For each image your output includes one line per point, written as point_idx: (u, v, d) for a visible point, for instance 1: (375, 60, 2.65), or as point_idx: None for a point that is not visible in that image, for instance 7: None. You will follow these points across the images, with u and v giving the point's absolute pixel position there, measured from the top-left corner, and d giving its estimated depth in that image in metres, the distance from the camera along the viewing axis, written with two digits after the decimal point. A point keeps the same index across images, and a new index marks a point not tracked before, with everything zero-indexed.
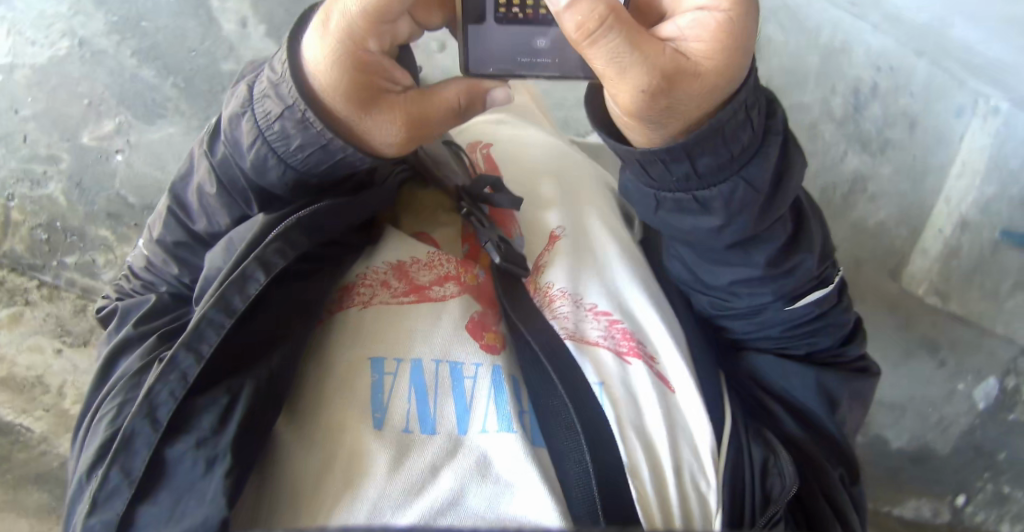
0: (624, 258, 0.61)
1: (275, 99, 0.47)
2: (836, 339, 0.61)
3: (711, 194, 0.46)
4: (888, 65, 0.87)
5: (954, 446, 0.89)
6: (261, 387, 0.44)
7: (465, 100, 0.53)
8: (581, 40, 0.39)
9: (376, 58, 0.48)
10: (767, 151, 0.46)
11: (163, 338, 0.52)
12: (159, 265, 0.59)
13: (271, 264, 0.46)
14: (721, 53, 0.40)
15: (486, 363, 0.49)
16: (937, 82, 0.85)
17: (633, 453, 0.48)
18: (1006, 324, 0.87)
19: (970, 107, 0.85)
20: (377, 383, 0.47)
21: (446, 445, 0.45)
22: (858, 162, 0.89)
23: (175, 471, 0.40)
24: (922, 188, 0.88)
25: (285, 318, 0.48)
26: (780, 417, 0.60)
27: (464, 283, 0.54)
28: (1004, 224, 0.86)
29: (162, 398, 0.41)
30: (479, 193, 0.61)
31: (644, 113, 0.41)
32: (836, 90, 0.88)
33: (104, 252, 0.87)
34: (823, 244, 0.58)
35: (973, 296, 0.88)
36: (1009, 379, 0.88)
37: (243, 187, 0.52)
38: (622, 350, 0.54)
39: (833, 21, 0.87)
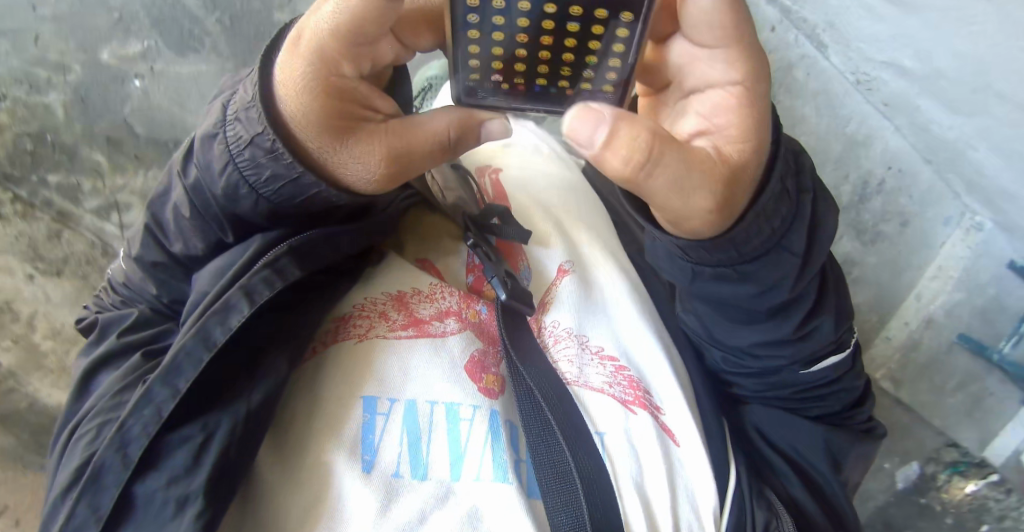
0: (630, 297, 0.57)
1: (246, 126, 0.44)
2: (841, 405, 0.62)
3: (749, 268, 0.47)
4: (898, 166, 0.94)
5: (868, 517, 0.97)
6: (238, 430, 0.41)
7: (460, 135, 0.47)
8: (638, 173, 0.38)
9: (362, 88, 0.45)
10: (798, 225, 0.48)
11: (149, 353, 0.49)
12: (136, 282, 0.55)
13: (253, 293, 0.44)
14: (754, 140, 0.43)
15: (484, 406, 0.45)
16: (938, 191, 0.93)
17: (629, 515, 0.46)
18: (943, 418, 0.96)
19: (956, 219, 0.94)
20: (367, 425, 0.43)
21: (434, 493, 0.42)
22: (851, 247, 0.98)
23: (144, 508, 0.38)
24: (901, 275, 0.97)
25: (270, 345, 0.45)
26: (787, 479, 0.58)
27: (465, 319, 0.50)
28: (962, 328, 0.95)
29: (134, 433, 0.39)
30: (486, 223, 0.56)
31: (706, 224, 0.42)
32: (848, 179, 0.95)
33: (93, 178, 0.87)
34: (842, 308, 0.57)
35: (921, 389, 0.97)
36: (929, 466, 0.97)
37: (215, 211, 0.48)
38: (628, 398, 0.50)
39: (862, 114, 0.93)
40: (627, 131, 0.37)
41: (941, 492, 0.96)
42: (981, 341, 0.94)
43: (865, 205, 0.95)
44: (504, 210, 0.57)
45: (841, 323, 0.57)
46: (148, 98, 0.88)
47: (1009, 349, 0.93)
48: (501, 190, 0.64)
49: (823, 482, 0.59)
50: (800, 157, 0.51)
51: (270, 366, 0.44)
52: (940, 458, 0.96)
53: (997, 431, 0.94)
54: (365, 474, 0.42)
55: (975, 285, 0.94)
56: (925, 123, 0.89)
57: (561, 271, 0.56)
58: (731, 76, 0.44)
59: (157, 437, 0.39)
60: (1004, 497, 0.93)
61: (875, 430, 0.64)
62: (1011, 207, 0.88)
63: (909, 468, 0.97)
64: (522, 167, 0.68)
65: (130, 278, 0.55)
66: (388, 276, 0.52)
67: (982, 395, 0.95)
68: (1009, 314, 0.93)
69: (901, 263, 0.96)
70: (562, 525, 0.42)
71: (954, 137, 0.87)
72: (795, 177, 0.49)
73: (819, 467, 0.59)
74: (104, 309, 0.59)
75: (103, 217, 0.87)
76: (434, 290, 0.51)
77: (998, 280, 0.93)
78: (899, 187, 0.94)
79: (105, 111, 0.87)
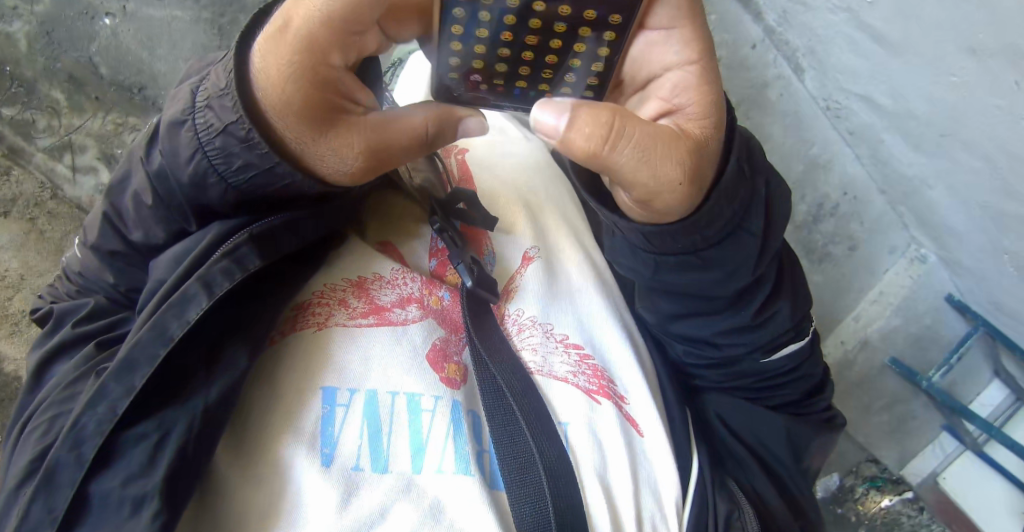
0: (593, 287, 0.56)
1: (218, 114, 0.41)
2: (800, 393, 0.63)
3: (713, 254, 0.49)
4: (853, 193, 0.98)
5: None
6: (196, 425, 0.39)
7: (437, 132, 0.48)
8: (603, 148, 0.39)
9: (346, 80, 0.43)
10: (755, 204, 0.49)
11: (101, 344, 0.46)
12: (92, 271, 0.52)
13: (212, 285, 0.41)
14: (711, 118, 0.45)
15: (445, 397, 0.45)
16: (886, 222, 0.98)
17: (594, 508, 0.45)
18: (866, 435, 1.04)
19: (902, 248, 0.99)
20: (327, 417, 0.42)
21: (396, 486, 0.41)
22: (799, 265, 1.02)
23: (99, 508, 0.37)
24: (842, 301, 1.02)
25: (227, 333, 0.42)
26: (750, 474, 0.59)
27: (427, 306, 0.50)
28: (894, 353, 1.01)
29: (88, 432, 0.37)
30: (453, 207, 0.55)
31: (675, 201, 0.43)
32: (805, 199, 0.99)
33: (48, 116, 0.83)
34: (796, 292, 0.58)
35: (849, 405, 1.04)
36: (849, 478, 1.04)
37: (181, 204, 0.46)
38: (592, 388, 0.49)
39: (826, 140, 0.97)
40: (588, 114, 0.39)
41: (857, 504, 1.03)
42: (912, 368, 1.00)
43: (817, 226, 1.00)
44: (472, 195, 0.55)
45: (799, 310, 0.58)
46: (116, 40, 0.83)
47: (938, 378, 0.98)
48: (467, 170, 0.62)
49: (782, 474, 0.61)
50: (751, 139, 0.50)
51: (230, 365, 0.41)
52: (860, 472, 1.04)
53: (916, 452, 1.01)
54: (325, 467, 0.41)
55: (914, 314, 1.00)
56: (885, 155, 0.90)
57: (525, 258, 0.55)
58: (685, 56, 0.45)
59: (111, 436, 0.37)
60: (916, 513, 1.01)
61: (834, 419, 0.66)
62: (957, 246, 0.90)
63: (826, 478, 1.04)
64: (488, 148, 0.66)
65: (85, 267, 0.52)
66: (348, 262, 0.51)
67: (907, 417, 1.02)
68: (942, 343, 0.99)
69: (844, 287, 1.02)
70: (526, 518, 0.42)
71: (912, 173, 0.87)
72: (749, 155, 0.49)
73: (783, 457, 0.61)
74: (59, 299, 0.55)
75: (54, 158, 0.83)
76: (393, 277, 0.50)
77: (935, 311, 0.99)
78: (851, 215, 0.99)
79: (70, 49, 0.82)
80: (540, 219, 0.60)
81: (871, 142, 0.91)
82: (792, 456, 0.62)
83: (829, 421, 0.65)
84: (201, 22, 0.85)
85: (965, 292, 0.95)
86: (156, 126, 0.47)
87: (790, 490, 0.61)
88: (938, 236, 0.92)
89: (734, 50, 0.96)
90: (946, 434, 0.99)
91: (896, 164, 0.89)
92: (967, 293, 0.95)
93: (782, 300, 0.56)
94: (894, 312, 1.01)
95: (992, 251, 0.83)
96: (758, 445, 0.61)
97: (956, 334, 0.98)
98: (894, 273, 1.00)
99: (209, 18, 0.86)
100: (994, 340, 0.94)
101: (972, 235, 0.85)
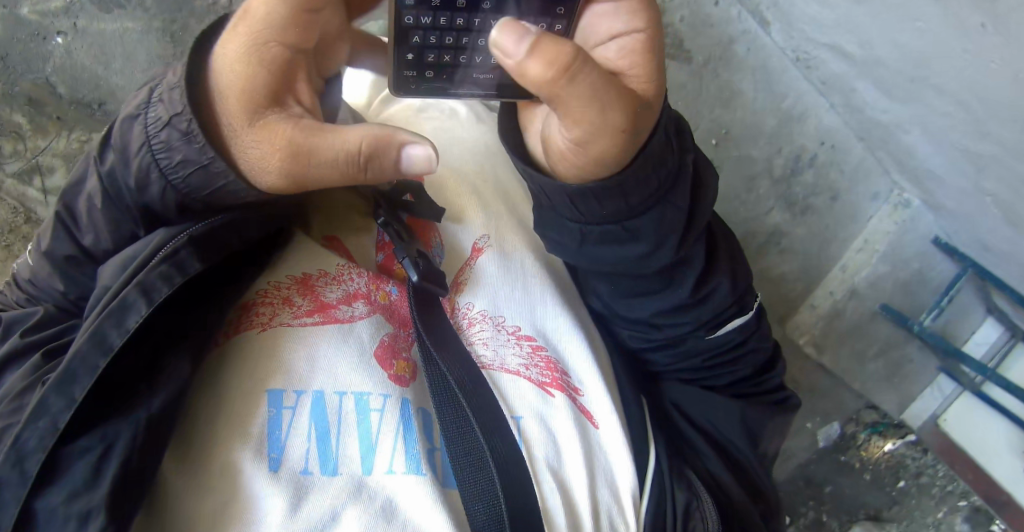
0: (543, 278, 0.60)
1: (168, 105, 0.44)
2: (752, 371, 0.68)
3: (637, 224, 0.51)
4: (831, 142, 0.97)
5: (789, 473, 1.04)
6: (140, 437, 0.41)
7: (371, 156, 0.46)
8: (561, 79, 0.38)
9: (292, 77, 0.46)
10: (682, 181, 0.52)
11: (51, 353, 0.47)
12: (43, 279, 0.53)
13: (151, 291, 0.43)
14: (653, 82, 0.47)
15: (394, 394, 0.48)
16: (867, 169, 0.97)
17: (547, 495, 0.49)
18: (863, 382, 1.02)
19: (885, 194, 0.98)
20: (275, 419, 0.45)
21: (346, 488, 0.45)
22: (780, 219, 1.00)
23: (46, 524, 0.39)
24: (828, 251, 1.01)
25: (170, 342, 0.45)
26: (710, 460, 0.64)
27: (373, 302, 0.53)
28: (885, 299, 1.00)
29: (31, 447, 0.38)
30: (400, 199, 0.58)
31: (609, 151, 0.44)
32: (781, 152, 0.97)
33: (13, 141, 0.85)
34: (736, 271, 0.63)
35: (843, 353, 1.02)
36: (849, 426, 1.03)
37: (127, 204, 0.48)
38: (545, 380, 0.54)
39: (799, 91, 0.96)
40: (552, 44, 0.38)
41: (861, 450, 1.02)
42: (903, 313, 0.99)
43: (797, 177, 0.98)
44: (418, 187, 0.58)
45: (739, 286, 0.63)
46: (71, 57, 0.86)
47: (929, 321, 0.97)
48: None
49: (742, 454, 0.66)
50: (681, 126, 0.55)
51: (173, 373, 0.44)
52: (861, 419, 1.03)
53: (916, 395, 1.01)
54: (274, 472, 0.44)
55: (901, 259, 0.98)
56: (858, 104, 0.89)
57: (475, 249, 0.59)
58: (633, 26, 0.47)
59: (54, 450, 0.39)
60: (921, 455, 1.00)
61: (790, 400, 0.72)
62: (937, 189, 0.89)
63: (825, 426, 1.03)
64: (436, 133, 0.68)
65: (38, 277, 0.54)
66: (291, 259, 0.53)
67: (904, 361, 1.01)
68: (932, 287, 0.98)
69: (829, 236, 1.00)
70: (478, 514, 0.45)
71: (887, 120, 0.86)
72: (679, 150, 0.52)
73: (736, 437, 0.66)
74: (9, 307, 0.57)
75: (24, 182, 0.86)
76: (338, 273, 0.53)
77: (923, 256, 0.98)
78: (830, 164, 0.97)
79: (27, 71, 0.85)
80: (490, 206, 0.62)
81: (844, 91, 0.90)
82: (748, 438, 0.67)
83: (784, 402, 0.71)
84: (152, 31, 0.87)
85: (951, 234, 0.95)
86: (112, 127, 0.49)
87: (743, 465, 0.66)
88: (918, 181, 0.91)
89: (695, 10, 0.95)
90: (943, 377, 0.99)
91: (870, 112, 0.88)
92: (953, 235, 0.95)
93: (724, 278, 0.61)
94: (884, 260, 0.99)
95: (973, 193, 0.82)
96: (711, 424, 0.66)
97: (942, 278, 0.98)
98: (877, 220, 0.99)
99: (161, 25, 0.87)
100: (983, 281, 0.94)
101: (954, 179, 0.83)
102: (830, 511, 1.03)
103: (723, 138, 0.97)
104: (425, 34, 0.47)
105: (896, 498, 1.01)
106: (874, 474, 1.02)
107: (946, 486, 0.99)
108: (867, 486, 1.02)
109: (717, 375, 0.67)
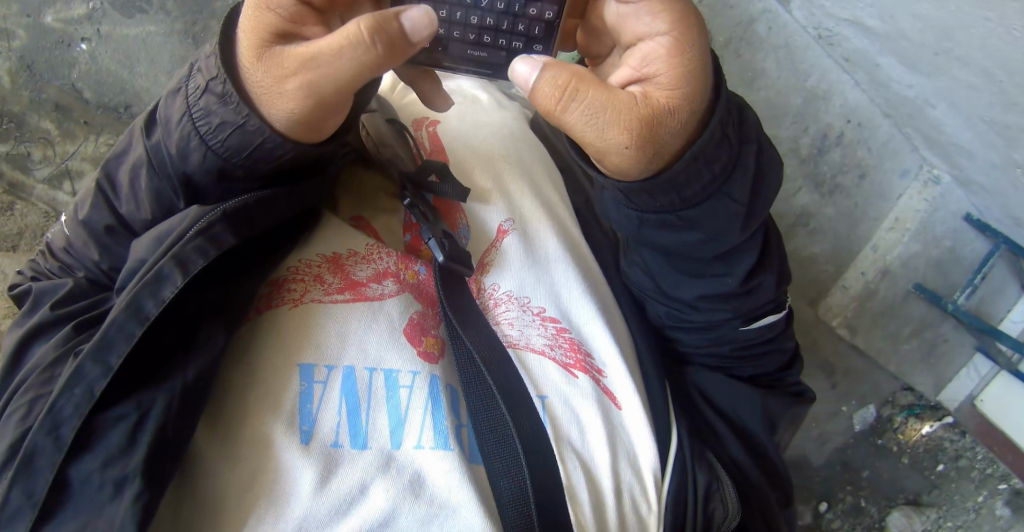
0: (568, 258, 0.60)
1: (207, 73, 0.47)
2: (774, 366, 0.68)
3: (692, 215, 0.52)
4: (857, 119, 0.95)
5: (825, 460, 1.03)
6: (175, 404, 0.43)
7: (374, 33, 0.42)
8: (555, 107, 0.44)
9: (304, 19, 0.46)
10: (741, 169, 0.52)
11: (80, 326, 0.49)
12: (79, 248, 0.55)
13: (187, 264, 0.44)
14: (683, 89, 0.45)
15: (423, 372, 0.49)
16: (894, 146, 0.95)
17: (570, 471, 0.51)
18: (898, 364, 1.00)
19: (914, 171, 0.96)
20: (306, 394, 0.46)
21: (376, 462, 0.46)
22: (809, 199, 0.99)
23: (79, 491, 0.40)
24: (858, 231, 0.99)
25: (205, 316, 0.46)
26: (731, 446, 0.63)
27: (402, 281, 0.53)
28: (917, 279, 0.98)
29: (66, 414, 0.41)
30: (424, 181, 0.58)
31: (629, 163, 0.46)
32: (808, 131, 0.96)
33: (42, 147, 0.88)
34: (783, 272, 0.63)
35: (877, 335, 1.01)
36: (886, 408, 1.02)
37: (170, 175, 0.49)
38: (568, 362, 0.55)
39: (823, 69, 0.94)
40: (550, 74, 0.44)
41: (897, 433, 1.01)
42: (936, 292, 0.97)
43: (824, 156, 0.97)
44: (441, 167, 0.59)
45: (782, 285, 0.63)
46: (96, 63, 0.87)
47: (963, 300, 0.95)
48: (438, 143, 0.64)
49: (762, 441, 0.65)
50: (746, 111, 0.54)
51: (205, 345, 0.46)
52: (896, 402, 1.02)
53: (951, 377, 0.99)
54: (305, 445, 0.45)
55: (931, 238, 0.96)
56: (882, 79, 0.87)
57: (500, 231, 0.59)
58: (658, 27, 0.45)
59: (88, 419, 0.41)
60: (959, 438, 0.98)
61: (807, 395, 0.71)
62: (967, 163, 0.86)
63: (861, 411, 1.02)
64: (461, 117, 0.68)
65: (72, 244, 0.55)
66: (322, 237, 0.53)
67: (938, 341, 0.99)
68: (964, 266, 0.96)
69: (859, 216, 0.98)
70: (505, 494, 0.46)
71: (912, 95, 0.84)
72: (738, 124, 0.52)
73: (755, 425, 0.65)
74: (41, 274, 0.59)
75: (54, 187, 0.88)
76: (367, 253, 0.53)
77: (954, 233, 0.96)
78: (857, 142, 0.95)
79: (54, 78, 0.87)
80: (513, 188, 0.63)
81: (867, 67, 0.88)
82: (767, 427, 0.66)
83: (801, 396, 0.70)
84: (175, 34, 0.88)
85: (983, 210, 0.92)
86: (156, 108, 0.52)
87: (764, 451, 0.66)
88: (948, 156, 0.89)
89: None
90: (980, 356, 0.97)
91: (896, 86, 0.85)
92: (985, 211, 0.92)
93: (766, 254, 0.61)
94: (914, 240, 0.97)
95: (1003, 164, 0.80)
96: (731, 412, 0.65)
97: (975, 256, 0.95)
98: (907, 200, 0.97)
99: (183, 28, 0.88)
100: (1016, 256, 0.92)
101: (982, 152, 0.81)
102: (869, 496, 1.01)
103: None
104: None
105: (935, 482, 0.99)
106: (910, 459, 1.00)
107: (985, 469, 0.96)
108: (907, 470, 1.00)
109: (741, 367, 0.66)
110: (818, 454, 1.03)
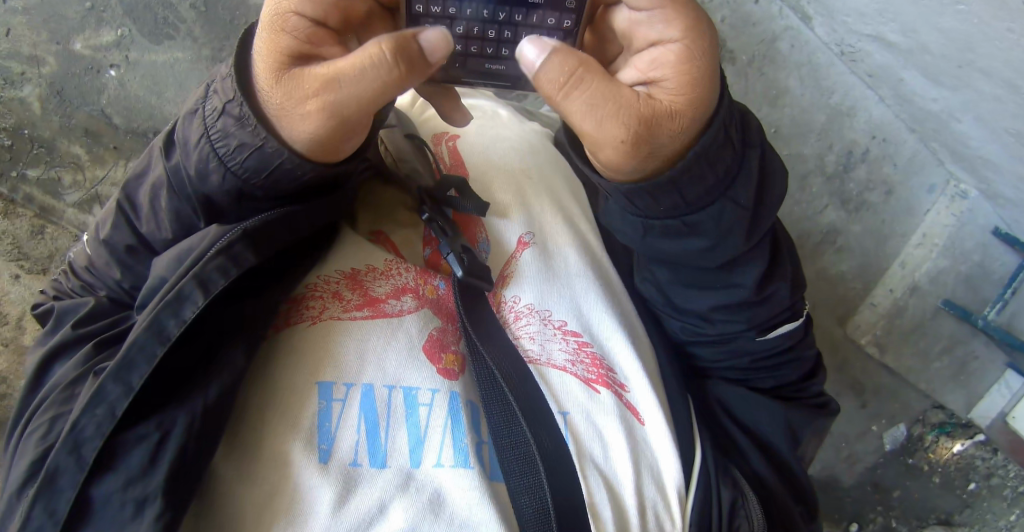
0: (588, 273, 0.60)
1: (222, 95, 0.48)
2: (797, 375, 0.67)
3: (697, 219, 0.51)
4: (883, 135, 0.94)
5: (855, 480, 1.01)
6: (196, 425, 0.43)
7: (397, 55, 0.42)
8: (557, 94, 0.43)
9: (321, 39, 0.47)
10: (744, 176, 0.50)
11: (100, 345, 0.50)
12: (100, 267, 0.56)
13: (208, 284, 0.45)
14: (690, 95, 0.45)
15: (443, 389, 0.49)
16: (920, 162, 0.94)
17: (592, 489, 0.50)
18: (928, 382, 0.98)
19: (941, 186, 0.95)
20: (325, 412, 0.46)
21: (396, 480, 0.45)
22: (836, 217, 0.98)
23: (102, 508, 0.41)
24: (885, 248, 0.98)
25: (225, 335, 0.47)
26: (752, 458, 0.63)
27: (421, 296, 0.53)
28: (947, 295, 0.96)
29: (88, 434, 0.41)
30: (444, 197, 0.58)
31: (624, 163, 0.45)
32: (832, 148, 0.95)
33: (72, 171, 0.89)
34: (796, 278, 0.62)
35: (906, 352, 0.98)
36: (916, 428, 1.00)
37: (189, 195, 0.50)
38: (590, 377, 0.54)
39: (847, 86, 0.93)
40: (555, 61, 0.43)
41: (928, 452, 0.99)
42: (966, 308, 0.95)
43: (849, 172, 0.96)
44: (461, 182, 0.58)
45: (796, 292, 0.62)
46: (124, 89, 0.89)
47: (993, 316, 0.93)
48: (458, 158, 0.64)
49: (783, 454, 0.64)
50: (747, 115, 0.53)
51: (225, 364, 0.46)
52: (927, 420, 1.00)
53: (982, 394, 0.96)
54: (325, 464, 0.45)
55: (960, 252, 0.94)
56: (908, 94, 0.86)
57: (521, 243, 0.59)
58: (671, 34, 0.45)
59: (111, 437, 0.41)
60: (990, 456, 0.96)
61: (830, 405, 0.69)
62: (995, 177, 0.85)
63: (892, 430, 1.00)
64: (480, 132, 0.68)
65: (94, 263, 0.56)
66: (339, 254, 0.53)
67: (969, 360, 0.97)
68: (994, 280, 0.94)
69: (888, 231, 0.97)
70: (525, 509, 0.46)
71: (938, 108, 0.83)
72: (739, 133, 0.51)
73: (775, 441, 0.64)
74: (62, 293, 0.60)
75: (85, 211, 0.90)
76: (386, 269, 0.53)
77: (983, 247, 0.94)
78: (882, 158, 0.94)
79: (83, 104, 0.89)
80: (532, 202, 0.63)
81: (891, 82, 0.87)
82: (791, 441, 0.65)
83: (822, 407, 0.68)
84: (201, 59, 0.90)
85: (1012, 223, 0.91)
86: (172, 131, 0.52)
87: (788, 467, 0.65)
88: (977, 171, 0.88)
89: (736, 8, 0.94)
90: (1011, 373, 0.94)
91: (921, 101, 0.85)
92: (1015, 224, 0.91)
93: (774, 262, 0.59)
94: (944, 256, 0.95)
95: None
96: (753, 423, 0.64)
97: (1004, 269, 0.93)
98: (934, 217, 0.95)
99: (209, 53, 0.90)
100: None
101: (1009, 165, 0.80)
102: (901, 517, 1.00)
103: (773, 137, 0.96)
104: (435, 22, 0.50)
105: (967, 501, 0.98)
106: (942, 480, 0.99)
107: (1016, 486, 0.96)
108: (939, 489, 0.99)
109: (759, 378, 0.66)
110: (845, 474, 1.02)
